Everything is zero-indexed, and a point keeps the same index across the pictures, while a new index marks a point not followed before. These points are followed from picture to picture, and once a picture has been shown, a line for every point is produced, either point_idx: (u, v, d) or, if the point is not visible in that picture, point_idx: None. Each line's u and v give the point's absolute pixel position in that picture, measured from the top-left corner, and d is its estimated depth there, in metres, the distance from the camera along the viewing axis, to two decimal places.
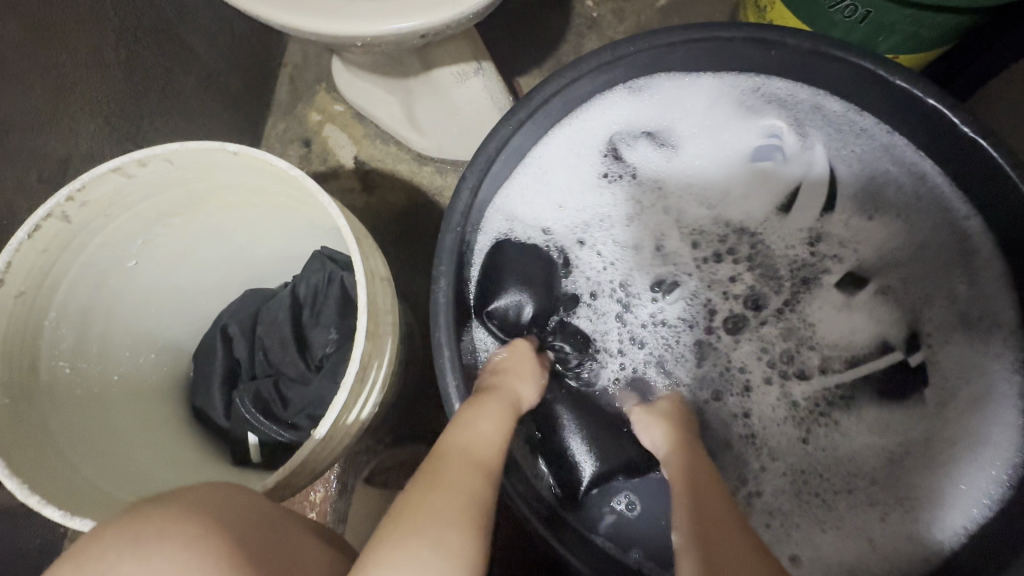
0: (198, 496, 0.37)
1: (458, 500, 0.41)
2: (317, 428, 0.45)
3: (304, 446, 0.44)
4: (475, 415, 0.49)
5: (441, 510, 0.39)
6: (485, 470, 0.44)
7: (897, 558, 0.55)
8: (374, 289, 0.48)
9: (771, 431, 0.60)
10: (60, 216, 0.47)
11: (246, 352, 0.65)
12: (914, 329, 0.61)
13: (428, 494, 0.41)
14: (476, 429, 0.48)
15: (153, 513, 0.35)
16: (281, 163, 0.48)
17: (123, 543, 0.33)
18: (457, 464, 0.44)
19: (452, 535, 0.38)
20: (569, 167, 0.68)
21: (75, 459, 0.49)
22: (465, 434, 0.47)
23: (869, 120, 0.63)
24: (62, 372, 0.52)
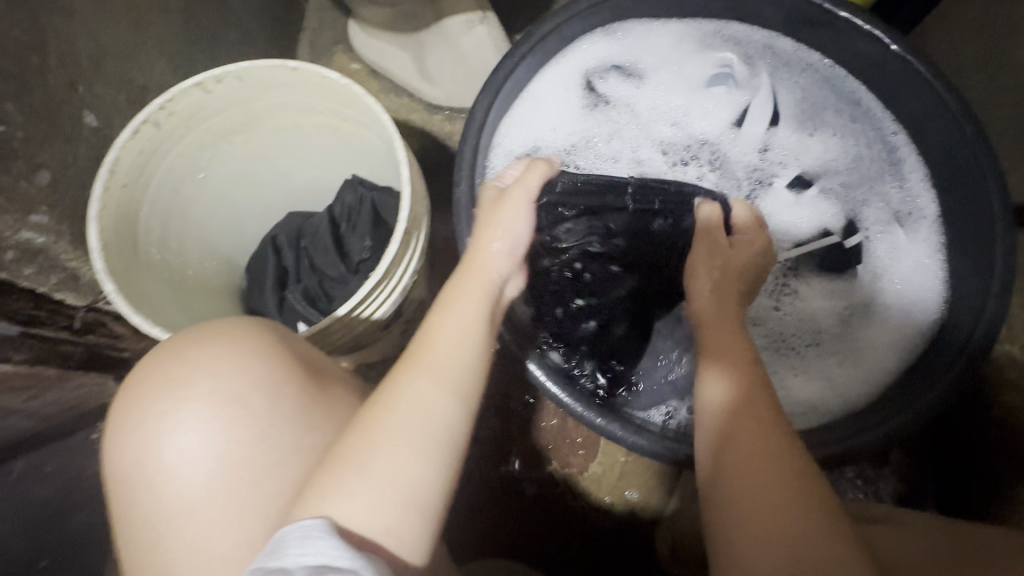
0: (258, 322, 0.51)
1: (415, 421, 0.45)
2: (338, 310, 0.57)
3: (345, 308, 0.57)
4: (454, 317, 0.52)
5: (389, 435, 0.44)
6: (449, 384, 0.48)
7: (846, 391, 0.67)
8: (412, 177, 0.59)
9: (746, 300, 0.72)
10: (153, 123, 0.58)
11: (293, 259, 0.76)
12: (850, 219, 0.74)
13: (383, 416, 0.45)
14: (449, 337, 0.51)
15: (212, 326, 0.49)
16: (333, 74, 0.58)
17: (192, 341, 0.48)
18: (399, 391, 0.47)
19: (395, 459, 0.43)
20: (553, 101, 0.79)
21: (170, 318, 0.60)
22: (441, 347, 0.50)
23: (815, 55, 0.76)
24: (153, 258, 0.62)
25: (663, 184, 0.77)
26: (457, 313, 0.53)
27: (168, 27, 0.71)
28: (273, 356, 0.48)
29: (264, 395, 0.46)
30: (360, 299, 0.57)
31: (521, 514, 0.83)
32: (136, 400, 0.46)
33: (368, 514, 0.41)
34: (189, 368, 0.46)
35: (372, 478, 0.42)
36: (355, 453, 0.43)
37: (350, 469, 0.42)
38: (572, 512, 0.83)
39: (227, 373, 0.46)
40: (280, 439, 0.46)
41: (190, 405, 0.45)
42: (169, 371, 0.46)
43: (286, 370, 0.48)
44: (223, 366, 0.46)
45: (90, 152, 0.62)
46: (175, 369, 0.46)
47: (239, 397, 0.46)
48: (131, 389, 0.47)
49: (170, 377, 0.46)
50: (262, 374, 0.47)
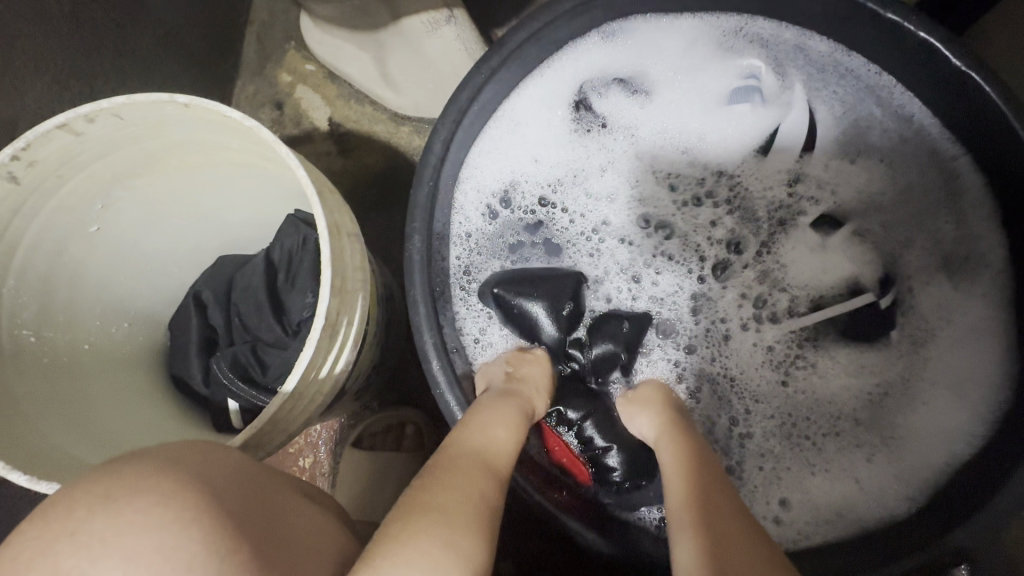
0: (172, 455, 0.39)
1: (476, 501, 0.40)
2: (288, 381, 0.46)
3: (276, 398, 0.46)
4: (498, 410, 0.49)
5: (455, 499, 0.39)
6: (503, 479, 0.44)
7: (883, 494, 0.55)
8: (338, 245, 0.46)
9: (749, 373, 0.61)
10: (7, 176, 0.45)
11: (222, 318, 0.64)
12: (888, 270, 0.61)
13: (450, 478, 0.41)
14: (494, 436, 0.47)
15: (118, 478, 0.36)
16: (234, 113, 0.44)
17: (97, 511, 0.34)
18: (473, 461, 0.44)
19: (463, 539, 0.37)
20: (537, 121, 0.65)
21: (46, 418, 0.49)
22: (486, 432, 0.47)
23: (856, 60, 0.61)
24: (26, 340, 0.50)
25: (670, 230, 0.64)
26: (498, 416, 0.49)
27: (47, 40, 0.57)
28: (218, 518, 0.36)
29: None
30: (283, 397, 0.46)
31: None
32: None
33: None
34: (90, 557, 0.33)
35: (452, 553, 0.35)
36: (426, 518, 0.37)
37: (428, 536, 0.36)
38: None
39: (152, 557, 0.33)
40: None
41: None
42: (62, 559, 0.32)
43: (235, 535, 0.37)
44: (148, 543, 0.33)
45: None
46: (70, 557, 0.32)
47: None
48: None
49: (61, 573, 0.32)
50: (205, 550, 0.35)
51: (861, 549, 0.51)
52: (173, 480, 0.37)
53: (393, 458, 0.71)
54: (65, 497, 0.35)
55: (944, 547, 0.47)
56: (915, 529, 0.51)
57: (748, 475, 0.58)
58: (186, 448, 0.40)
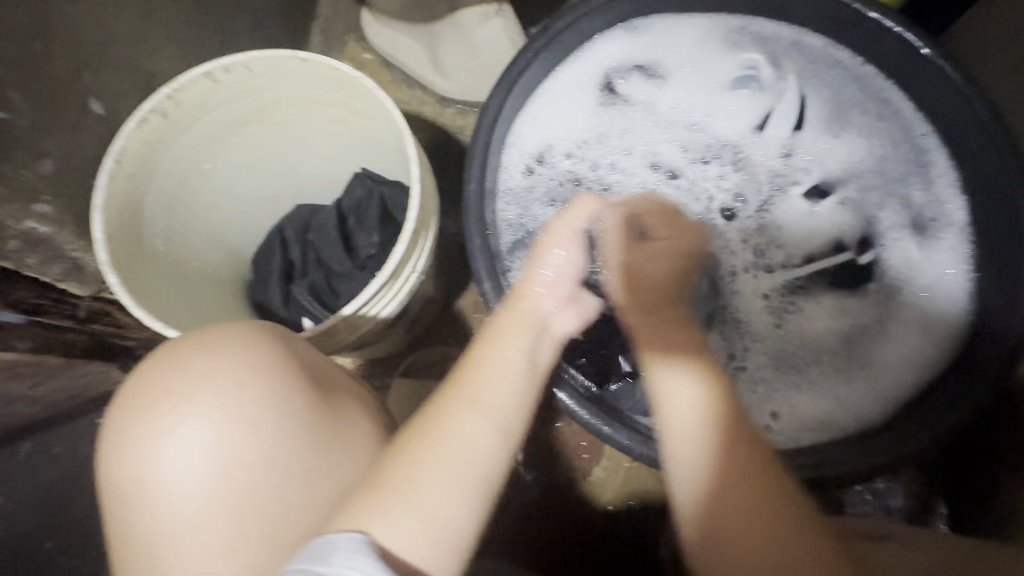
0: (263, 326, 0.50)
1: (461, 458, 0.46)
2: (345, 309, 0.55)
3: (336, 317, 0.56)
4: (502, 361, 0.52)
5: (437, 471, 0.45)
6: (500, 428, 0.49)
7: (859, 409, 0.65)
8: (421, 174, 0.57)
9: (751, 316, 0.71)
10: (160, 112, 0.57)
11: (299, 253, 0.75)
12: (866, 232, 0.71)
13: (430, 449, 0.46)
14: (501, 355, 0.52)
15: (219, 333, 0.48)
16: (344, 66, 0.56)
17: (200, 354, 0.46)
18: (450, 434, 0.47)
19: (433, 507, 0.43)
20: (570, 96, 0.77)
21: (174, 313, 0.59)
22: (484, 381, 0.51)
23: (843, 52, 0.73)
24: (157, 249, 0.62)
25: (680, 176, 0.76)
26: (500, 363, 0.52)
27: (180, 12, 0.70)
28: (288, 370, 0.47)
29: (274, 416, 0.45)
30: (365, 298, 0.55)
31: (524, 519, 0.82)
32: (138, 411, 0.45)
33: (410, 548, 0.41)
34: (195, 382, 0.45)
35: (421, 517, 0.43)
36: (405, 483, 0.44)
37: (402, 505, 0.43)
38: (573, 519, 0.82)
39: (234, 390, 0.45)
40: (288, 461, 0.45)
41: (193, 421, 0.44)
42: (172, 384, 0.45)
43: (298, 387, 0.47)
44: (230, 380, 0.45)
45: (95, 141, 0.62)
46: (178, 382, 0.45)
47: (245, 415, 0.44)
48: (131, 401, 0.45)
49: (174, 390, 0.45)
50: (272, 393, 0.45)
51: (840, 449, 0.60)
52: (258, 339, 0.48)
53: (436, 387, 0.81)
54: (182, 341, 0.48)
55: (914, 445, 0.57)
56: (889, 434, 0.60)
57: (741, 396, 0.67)
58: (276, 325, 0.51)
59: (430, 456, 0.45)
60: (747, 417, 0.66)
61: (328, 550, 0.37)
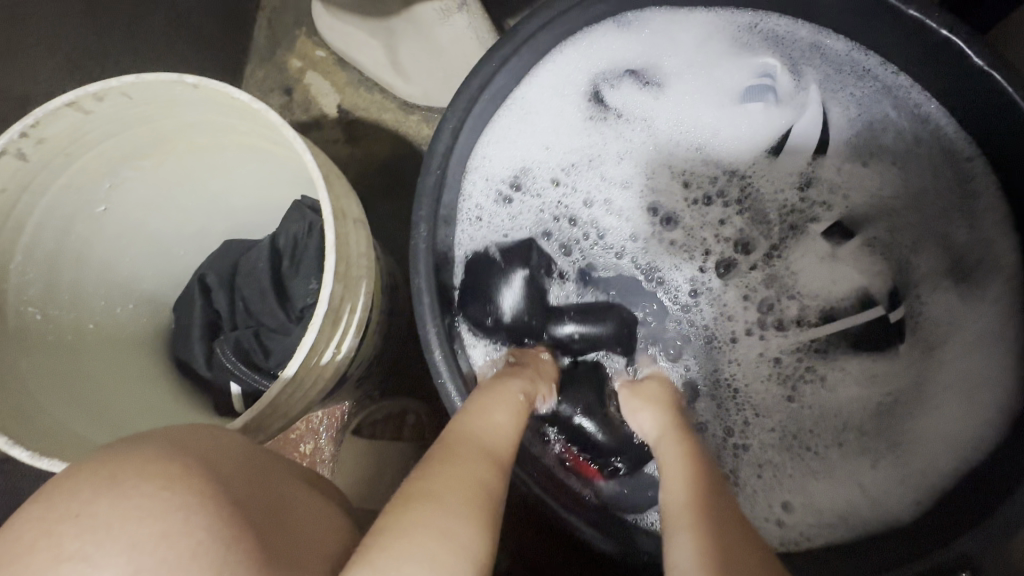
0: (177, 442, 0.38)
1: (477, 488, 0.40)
2: (287, 367, 0.46)
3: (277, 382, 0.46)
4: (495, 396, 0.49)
5: (456, 488, 0.39)
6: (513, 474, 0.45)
7: (889, 499, 0.54)
8: (342, 230, 0.46)
9: (753, 385, 0.60)
10: (15, 153, 0.45)
11: (226, 302, 0.64)
12: (896, 283, 0.59)
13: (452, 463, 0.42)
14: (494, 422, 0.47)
15: (131, 463, 0.35)
16: (241, 95, 0.44)
17: (106, 496, 0.33)
18: (472, 447, 0.44)
19: (457, 526, 0.36)
20: (547, 112, 0.64)
21: (49, 403, 0.48)
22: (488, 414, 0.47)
23: (873, 58, 0.60)
24: (30, 317, 0.51)
25: (677, 222, 0.64)
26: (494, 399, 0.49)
27: (60, 16, 0.57)
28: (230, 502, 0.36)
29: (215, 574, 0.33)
30: (288, 375, 0.46)
31: None
32: None
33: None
34: (99, 540, 0.32)
35: (448, 541, 0.35)
36: (424, 516, 0.37)
37: (424, 523, 0.36)
38: None
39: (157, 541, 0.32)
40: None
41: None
42: (63, 545, 0.31)
43: (240, 522, 0.36)
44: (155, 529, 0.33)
45: None
46: (72, 542, 0.31)
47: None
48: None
49: (64, 555, 0.31)
50: (208, 536, 0.34)
51: (861, 563, 0.49)
52: (183, 466, 0.36)
53: (395, 447, 0.71)
54: (70, 478, 0.34)
55: (949, 555, 0.46)
56: (927, 535, 0.50)
57: (746, 481, 0.57)
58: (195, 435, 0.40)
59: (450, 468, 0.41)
60: (754, 508, 0.56)
61: None
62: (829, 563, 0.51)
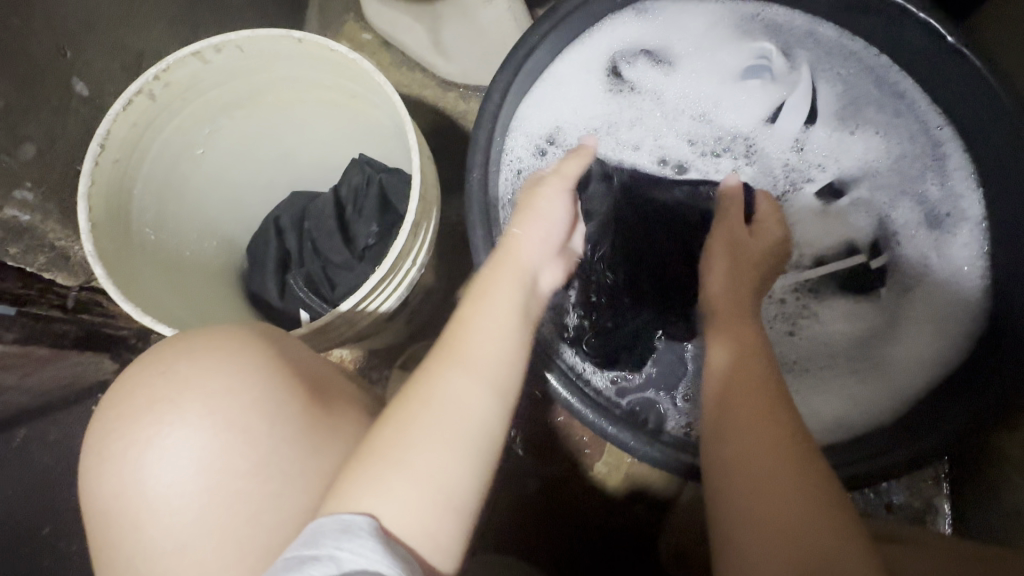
0: (246, 325, 0.48)
1: (444, 405, 0.45)
2: (342, 304, 0.53)
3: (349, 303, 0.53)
4: (496, 309, 0.51)
5: (426, 431, 0.43)
6: (486, 377, 0.47)
7: (874, 407, 0.63)
8: (422, 161, 0.55)
9: (754, 319, 0.69)
10: (148, 94, 0.54)
11: (296, 241, 0.73)
12: (879, 235, 0.70)
13: (420, 407, 0.45)
14: (479, 327, 0.50)
15: (205, 338, 0.46)
16: (341, 48, 0.53)
17: (183, 358, 0.44)
18: (448, 371, 0.47)
19: (421, 460, 0.42)
20: (576, 82, 0.74)
21: (166, 306, 0.57)
22: (472, 338, 0.49)
23: (858, 43, 0.69)
24: (147, 238, 0.59)
25: (690, 169, 0.73)
26: (492, 303, 0.52)
27: None
28: (274, 369, 0.45)
29: (259, 416, 0.43)
30: (343, 311, 0.53)
31: (526, 513, 0.81)
32: (117, 421, 0.43)
33: (405, 508, 0.40)
34: (177, 387, 0.43)
35: (413, 478, 0.41)
36: (391, 448, 0.42)
37: (390, 464, 0.41)
38: (572, 513, 0.81)
39: (222, 395, 0.43)
40: (275, 462, 0.43)
41: (181, 431, 0.42)
42: (154, 391, 0.43)
43: (281, 385, 0.45)
44: (216, 385, 0.43)
45: (80, 125, 0.60)
46: (160, 389, 0.43)
47: (230, 418, 0.42)
48: (111, 410, 0.44)
49: (156, 397, 0.43)
50: (262, 395, 0.43)
51: (833, 451, 0.57)
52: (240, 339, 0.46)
53: None
54: (166, 350, 0.45)
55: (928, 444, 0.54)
56: (896, 434, 0.58)
57: None
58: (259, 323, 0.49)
59: (416, 414, 0.44)
60: None
61: (317, 533, 0.36)
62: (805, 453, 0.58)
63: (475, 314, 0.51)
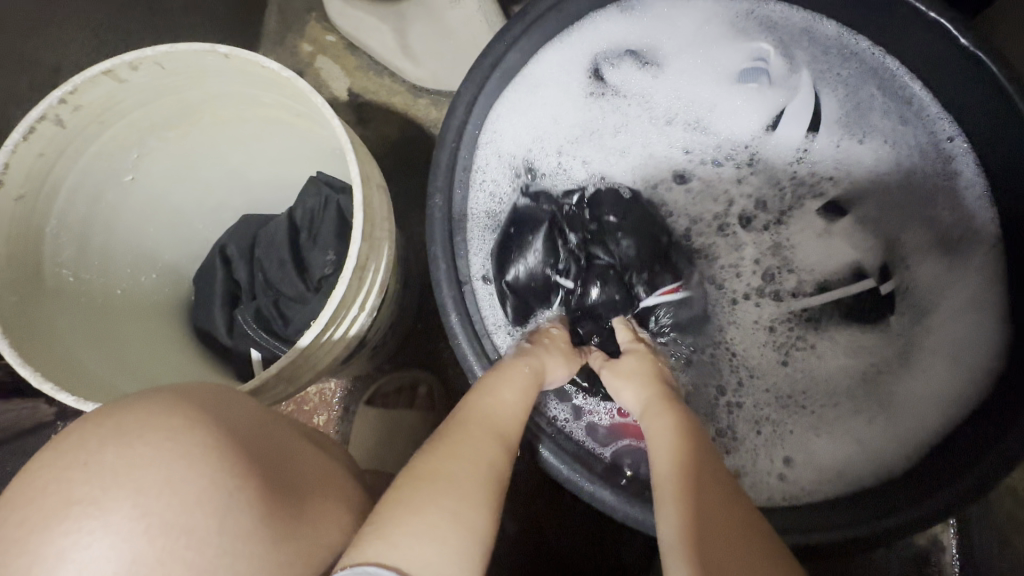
0: (185, 390, 0.39)
1: (475, 473, 0.44)
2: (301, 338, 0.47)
3: (295, 349, 0.46)
4: (512, 384, 0.51)
5: (458, 489, 0.43)
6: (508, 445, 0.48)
7: (881, 456, 0.57)
8: (368, 193, 0.48)
9: (750, 350, 0.63)
10: (54, 119, 0.47)
11: (246, 272, 0.66)
12: (887, 260, 0.62)
13: (453, 460, 0.45)
14: (504, 400, 0.50)
15: (139, 411, 0.36)
16: (272, 64, 0.46)
17: (111, 442, 0.34)
18: (480, 429, 0.47)
19: (463, 512, 0.42)
20: (553, 88, 0.67)
21: (86, 359, 0.50)
22: (490, 404, 0.49)
23: (861, 43, 0.63)
24: (64, 279, 0.53)
25: (691, 178, 0.67)
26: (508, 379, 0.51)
27: None
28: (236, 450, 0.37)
29: (221, 516, 0.35)
30: (302, 347, 0.47)
31: (506, 557, 0.76)
32: (14, 533, 0.32)
33: (433, 560, 0.38)
34: (106, 483, 0.33)
35: (448, 532, 0.40)
36: (427, 493, 0.42)
37: (419, 520, 0.40)
38: (556, 557, 0.75)
39: (161, 487, 0.34)
40: (240, 570, 0.35)
41: (105, 542, 0.32)
42: (73, 488, 0.33)
43: (247, 470, 0.37)
44: (160, 477, 0.34)
45: None
46: (79, 486, 0.33)
47: (183, 521, 0.33)
48: (4, 515, 0.33)
49: (74, 498, 0.32)
50: (220, 483, 0.35)
51: (835, 515, 0.53)
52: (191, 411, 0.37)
53: (406, 416, 0.73)
54: (77, 431, 0.35)
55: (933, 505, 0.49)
56: (902, 492, 0.53)
57: (743, 437, 0.60)
58: (202, 386, 0.40)
59: (451, 468, 0.44)
60: (755, 464, 0.59)
61: None
62: (802, 514, 0.54)
63: (493, 383, 0.51)
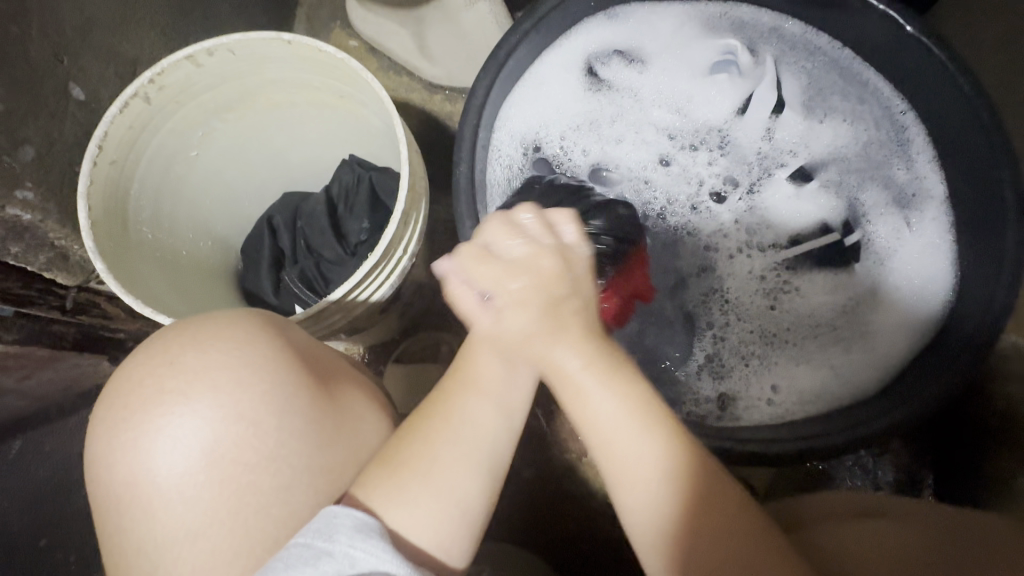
0: (257, 314, 0.49)
1: (459, 442, 0.46)
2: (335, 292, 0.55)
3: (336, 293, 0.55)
4: (489, 358, 0.47)
5: (450, 450, 0.45)
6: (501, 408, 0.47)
7: (857, 379, 0.66)
8: (411, 154, 0.57)
9: (740, 295, 0.72)
10: (143, 97, 0.56)
11: (289, 241, 0.74)
12: (849, 215, 0.72)
13: (440, 429, 0.46)
14: (480, 367, 0.47)
15: (213, 328, 0.47)
16: (329, 48, 0.55)
17: (191, 348, 0.45)
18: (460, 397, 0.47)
19: (447, 480, 0.45)
20: (554, 83, 0.76)
21: (166, 302, 0.59)
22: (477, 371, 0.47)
23: (822, 38, 0.74)
24: (144, 236, 0.61)
25: (672, 163, 0.76)
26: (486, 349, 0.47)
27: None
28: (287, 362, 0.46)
29: (275, 411, 0.45)
30: (331, 301, 0.55)
31: (523, 500, 0.83)
32: (126, 412, 0.44)
33: (425, 517, 0.44)
34: (187, 379, 0.44)
35: (435, 494, 0.44)
36: (419, 461, 0.45)
37: (415, 480, 0.44)
38: (570, 500, 0.82)
39: (230, 386, 0.44)
40: (289, 458, 0.44)
41: (190, 419, 0.43)
42: (166, 381, 0.44)
43: (297, 379, 0.46)
44: (226, 377, 0.44)
45: (76, 128, 0.62)
46: (172, 381, 0.44)
47: (246, 413, 0.44)
48: (118, 400, 0.45)
49: (165, 388, 0.44)
50: (271, 386, 0.45)
51: (807, 428, 0.60)
52: (256, 331, 0.47)
53: (431, 371, 0.81)
54: (163, 341, 0.46)
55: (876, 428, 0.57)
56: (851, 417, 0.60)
57: (731, 368, 0.69)
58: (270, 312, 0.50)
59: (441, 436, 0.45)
60: (749, 389, 0.68)
61: (332, 527, 0.41)
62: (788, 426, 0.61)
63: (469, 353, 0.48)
